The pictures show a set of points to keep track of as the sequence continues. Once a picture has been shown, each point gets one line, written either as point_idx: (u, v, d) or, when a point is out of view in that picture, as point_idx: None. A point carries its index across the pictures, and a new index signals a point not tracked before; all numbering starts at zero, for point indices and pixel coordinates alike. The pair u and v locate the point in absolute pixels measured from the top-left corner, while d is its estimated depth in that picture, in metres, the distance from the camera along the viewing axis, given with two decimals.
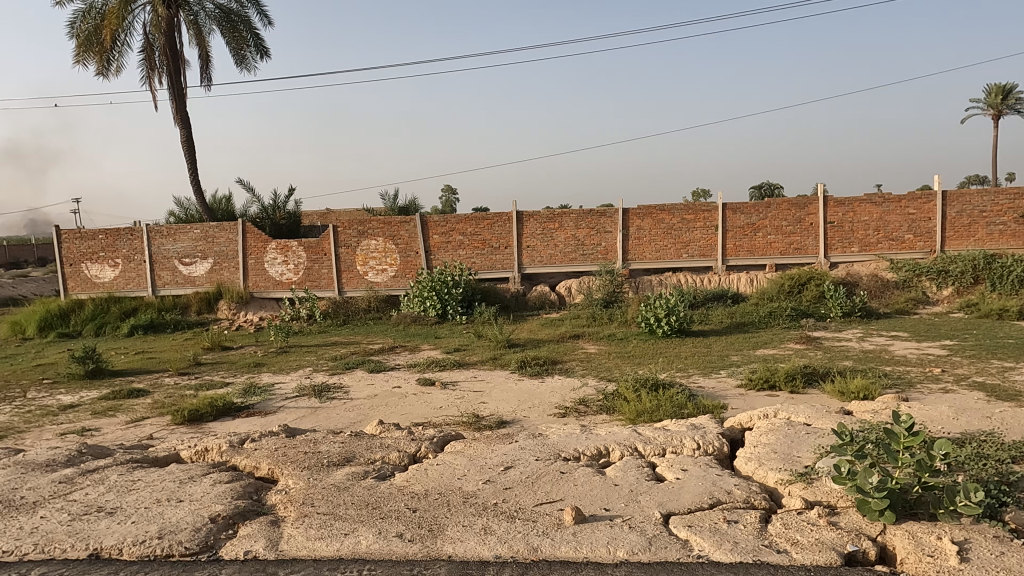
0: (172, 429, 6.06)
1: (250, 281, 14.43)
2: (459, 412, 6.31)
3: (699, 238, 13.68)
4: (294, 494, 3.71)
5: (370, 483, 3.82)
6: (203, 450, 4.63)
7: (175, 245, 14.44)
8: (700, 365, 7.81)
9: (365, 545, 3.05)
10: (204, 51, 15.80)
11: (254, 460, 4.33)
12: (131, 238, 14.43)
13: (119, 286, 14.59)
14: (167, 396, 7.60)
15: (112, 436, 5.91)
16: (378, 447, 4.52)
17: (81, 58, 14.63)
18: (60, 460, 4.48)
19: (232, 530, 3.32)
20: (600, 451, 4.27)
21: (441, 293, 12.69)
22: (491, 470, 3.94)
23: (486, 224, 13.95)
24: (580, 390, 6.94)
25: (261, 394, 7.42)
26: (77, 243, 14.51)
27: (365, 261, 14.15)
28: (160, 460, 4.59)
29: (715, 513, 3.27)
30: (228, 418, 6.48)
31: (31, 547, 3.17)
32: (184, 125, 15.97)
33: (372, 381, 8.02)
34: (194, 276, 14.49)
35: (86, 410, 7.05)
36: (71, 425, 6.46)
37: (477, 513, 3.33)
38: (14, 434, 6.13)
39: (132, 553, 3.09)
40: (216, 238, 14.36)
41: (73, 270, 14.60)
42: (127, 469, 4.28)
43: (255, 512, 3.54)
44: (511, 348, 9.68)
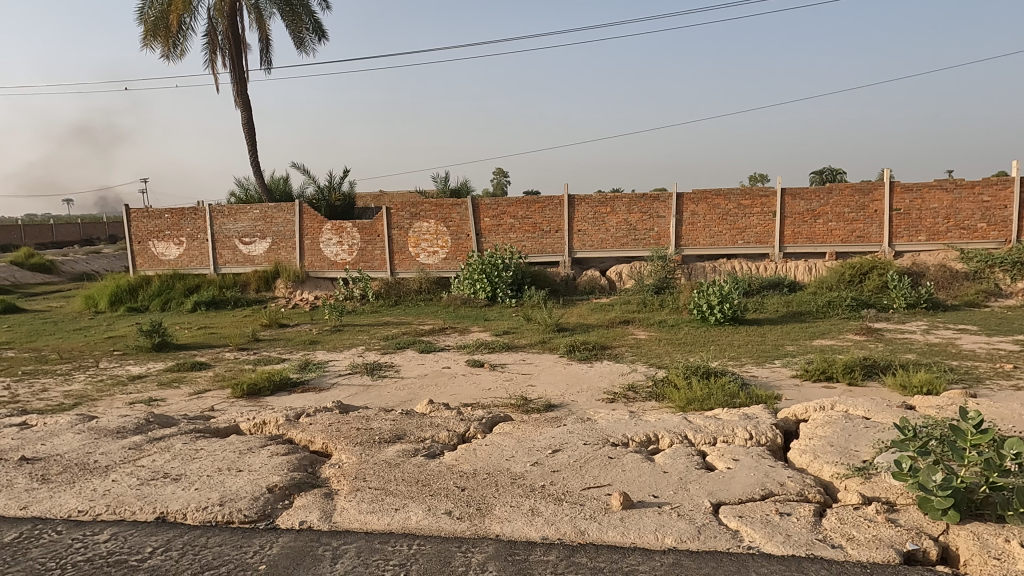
0: (232, 402, 6.32)
1: (307, 261, 14.79)
2: (508, 394, 6.36)
3: (756, 224, 13.31)
4: (347, 469, 3.81)
5: (420, 460, 3.89)
6: (261, 422, 4.80)
7: (236, 224, 14.92)
8: (754, 355, 7.64)
9: (414, 521, 3.12)
10: (265, 35, 16.14)
11: (308, 434, 4.46)
12: (195, 218, 15.01)
13: (184, 263, 15.20)
14: (227, 370, 7.91)
15: (177, 407, 6.21)
16: (428, 426, 4.59)
17: (149, 42, 15.16)
18: (130, 427, 4.71)
19: (288, 500, 3.44)
20: (650, 437, 4.23)
21: (492, 276, 12.79)
22: (539, 453, 3.96)
23: (537, 207, 13.90)
24: (629, 376, 6.92)
25: (316, 370, 7.67)
26: (144, 222, 15.17)
27: (417, 243, 14.29)
28: (221, 431, 4.78)
29: (767, 505, 3.21)
30: (284, 393, 6.71)
31: (103, 507, 3.35)
32: (245, 107, 16.42)
33: (422, 361, 8.17)
34: (253, 255, 14.96)
35: (153, 382, 7.41)
36: (139, 394, 6.80)
37: (526, 495, 3.35)
38: (87, 402, 6.50)
39: (195, 518, 3.23)
40: (274, 218, 14.77)
41: (141, 247, 15.29)
42: (190, 438, 4.47)
43: (310, 484, 3.67)
44: (560, 332, 9.69)
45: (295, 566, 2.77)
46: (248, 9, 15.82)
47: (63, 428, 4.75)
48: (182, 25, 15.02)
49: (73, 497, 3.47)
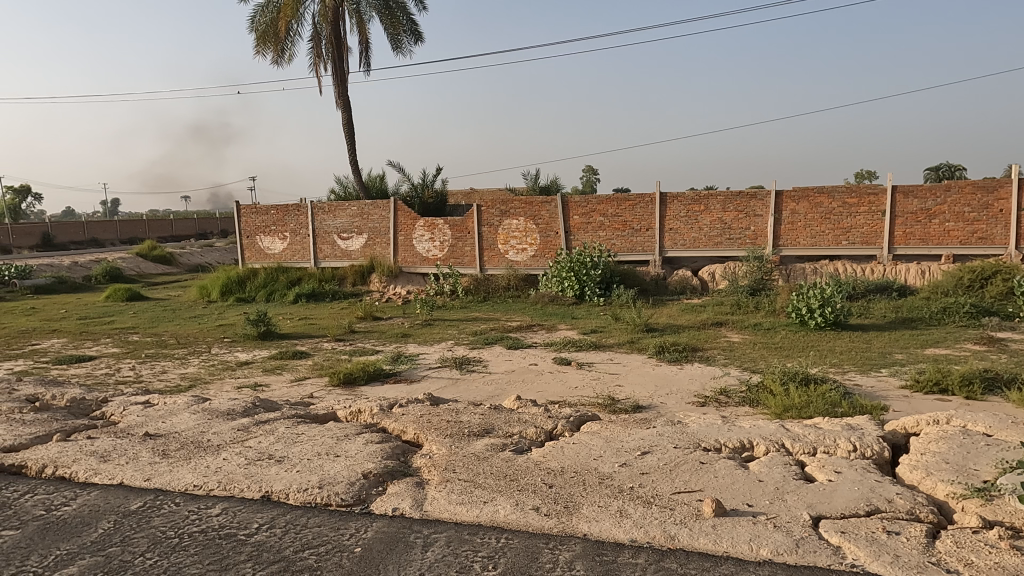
0: (329, 389, 6.64)
1: (400, 256, 15.26)
2: (595, 393, 6.31)
3: (863, 224, 12.55)
4: (438, 460, 3.90)
5: (508, 455, 3.93)
6: (357, 411, 5.00)
7: (335, 221, 15.60)
8: (858, 363, 7.21)
9: (503, 515, 3.15)
10: (364, 38, 16.77)
11: (400, 424, 4.60)
12: (298, 214, 15.84)
13: (287, 257, 16.08)
14: (324, 360, 8.30)
15: (280, 392, 6.59)
16: (516, 422, 4.62)
17: (260, 49, 16.09)
18: (239, 409, 5.04)
19: (382, 487, 3.56)
20: (744, 444, 4.08)
21: (580, 274, 12.76)
22: (627, 454, 3.91)
23: (628, 205, 13.69)
24: (721, 379, 6.69)
25: (408, 362, 7.91)
26: (253, 217, 16.23)
27: (506, 240, 14.41)
28: (320, 418, 5.02)
29: (873, 522, 3.03)
30: (377, 383, 6.97)
31: (215, 483, 3.60)
32: (345, 108, 17.13)
33: (510, 357, 8.25)
34: (350, 250, 15.60)
35: (258, 368, 7.90)
36: (246, 379, 7.28)
37: (614, 495, 3.32)
38: (201, 384, 7.02)
39: (297, 498, 3.41)
40: (371, 215, 15.33)
41: (250, 241, 16.35)
42: (292, 423, 4.71)
43: (402, 472, 3.78)
44: (649, 332, 9.52)
45: (388, 551, 2.86)
46: (350, 14, 16.50)
47: (181, 408, 5.14)
48: (290, 31, 15.84)
49: (189, 472, 3.74)
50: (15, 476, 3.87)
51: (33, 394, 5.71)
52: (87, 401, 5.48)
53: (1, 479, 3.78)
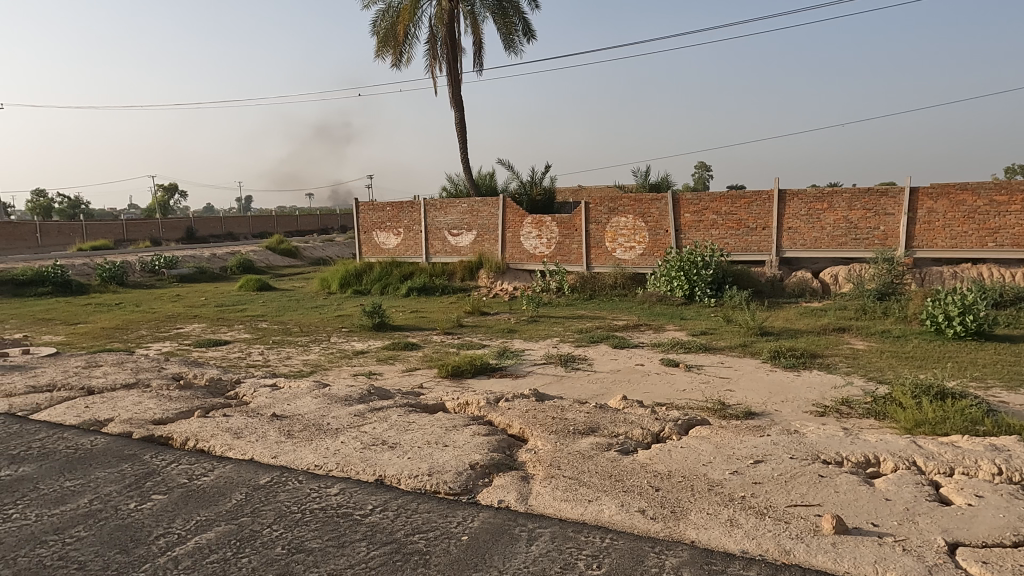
0: (438, 381, 6.86)
1: (508, 253, 15.47)
2: (704, 397, 6.12)
3: (1013, 224, 11.36)
4: (542, 455, 3.93)
5: (613, 455, 3.89)
6: (464, 403, 5.13)
7: (446, 218, 16.07)
8: (1005, 377, 6.53)
9: (608, 515, 3.13)
10: (478, 39, 17.12)
11: (507, 418, 4.67)
12: (412, 211, 16.45)
13: (401, 252, 16.75)
14: (434, 352, 8.57)
15: (392, 381, 6.90)
16: (622, 422, 4.56)
17: (380, 53, 16.83)
18: (355, 396, 5.31)
19: (488, 479, 3.63)
20: (869, 459, 3.81)
21: (690, 274, 12.39)
22: (739, 461, 3.76)
23: (743, 203, 13.13)
24: (843, 389, 6.28)
25: (513, 358, 8.02)
26: (370, 214, 17.04)
27: (614, 238, 14.23)
28: (430, 408, 5.19)
29: (1021, 554, 2.74)
30: (484, 376, 7.12)
31: (333, 465, 3.82)
32: (458, 107, 17.57)
33: (616, 356, 8.15)
34: (460, 246, 16.00)
35: (373, 357, 8.30)
36: (361, 367, 7.67)
37: (724, 503, 3.21)
38: (321, 370, 7.48)
39: (408, 484, 3.55)
40: (480, 212, 15.65)
41: (367, 237, 17.18)
42: (404, 411, 4.91)
43: (508, 465, 3.83)
44: (763, 336, 9.09)
45: (493, 542, 2.92)
46: (464, 15, 16.91)
47: (303, 392, 5.49)
48: (408, 34, 16.46)
49: (311, 452, 3.99)
50: (162, 446, 4.29)
51: (178, 373, 6.30)
52: (223, 382, 5.98)
53: (151, 448, 4.20)
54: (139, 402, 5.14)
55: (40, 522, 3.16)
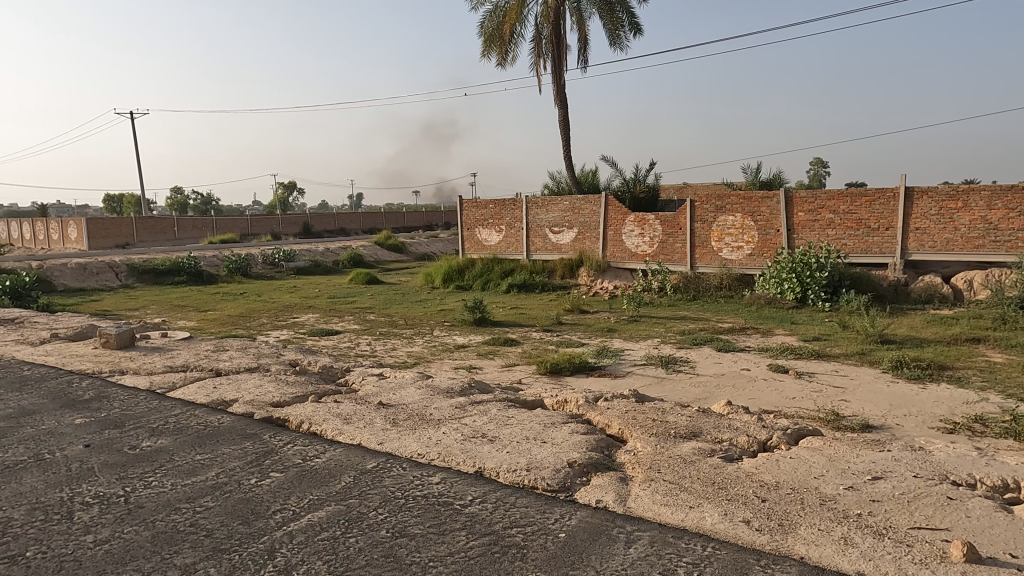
0: (536, 377, 6.91)
1: (609, 251, 15.31)
2: (816, 406, 5.79)
3: None
4: (642, 457, 3.87)
5: (717, 462, 3.76)
6: (563, 400, 5.13)
7: (547, 215, 16.13)
8: None
9: (709, 523, 3.03)
10: (584, 35, 17.02)
11: (606, 418, 4.63)
12: (514, 208, 16.66)
13: (502, 249, 16.98)
14: (533, 348, 8.63)
15: (492, 375, 7.02)
16: (726, 428, 4.40)
17: (487, 53, 17.10)
18: (457, 388, 5.45)
19: (586, 477, 3.61)
20: (1008, 484, 3.46)
21: (802, 276, 11.77)
22: (855, 477, 3.52)
23: (864, 201, 12.29)
24: (976, 405, 5.74)
25: (613, 357, 7.93)
26: (474, 211, 17.41)
27: (720, 237, 13.72)
28: (529, 403, 5.23)
29: None
30: (582, 374, 7.09)
31: (435, 454, 3.93)
32: (562, 105, 17.56)
33: (720, 360, 7.87)
34: (561, 244, 16.01)
35: (473, 351, 8.47)
36: (462, 361, 7.85)
37: (838, 520, 3.02)
38: (424, 362, 7.72)
39: (507, 477, 3.60)
40: (582, 210, 15.60)
41: (470, 233, 17.56)
42: (503, 406, 4.98)
43: (607, 465, 3.80)
44: (884, 344, 8.48)
45: (591, 541, 2.90)
46: (571, 12, 16.85)
47: (408, 382, 5.69)
48: (515, 34, 16.62)
49: (414, 441, 4.13)
50: (280, 427, 4.58)
51: (295, 360, 6.71)
52: (334, 369, 6.31)
53: (271, 428, 4.50)
54: (261, 386, 5.53)
55: (175, 490, 3.46)
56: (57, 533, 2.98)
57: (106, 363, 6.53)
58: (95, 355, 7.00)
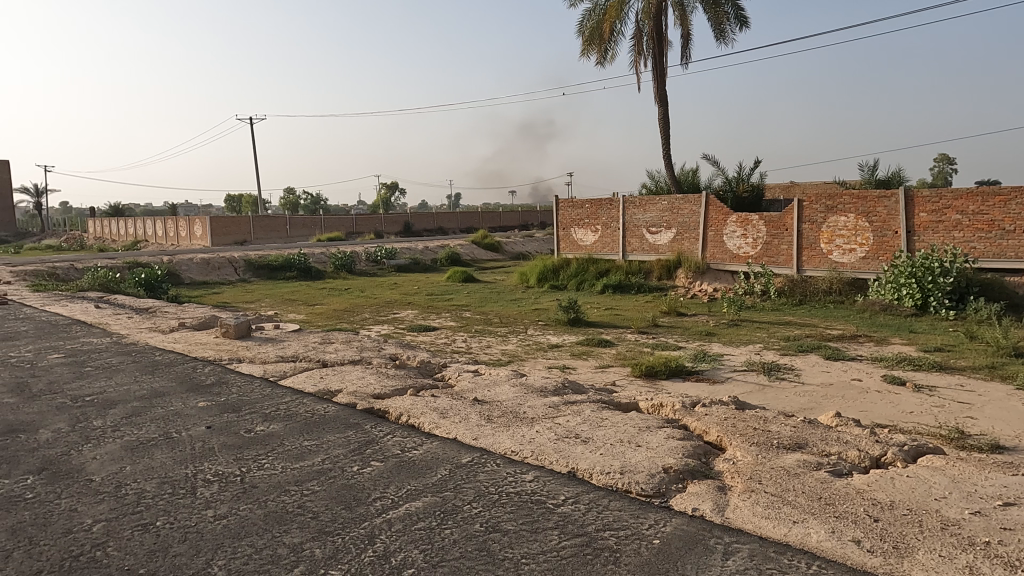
0: (631, 379, 6.82)
1: (709, 252, 14.85)
2: (937, 422, 5.35)
3: None
4: (742, 467, 3.72)
5: (824, 476, 3.56)
6: (658, 404, 5.03)
7: (644, 215, 15.88)
8: None
9: (815, 540, 2.88)
10: (686, 30, 16.58)
11: (703, 424, 4.49)
12: (610, 208, 16.53)
13: (597, 249, 16.87)
14: (627, 350, 8.51)
15: (585, 376, 6.98)
16: (835, 440, 4.16)
17: (586, 52, 17.02)
18: (550, 388, 5.46)
19: (682, 484, 3.52)
20: None
21: (923, 281, 10.95)
22: (983, 501, 3.23)
23: (998, 200, 11.17)
24: None
25: (711, 362, 7.69)
26: (569, 211, 17.42)
27: (830, 239, 12.96)
28: (623, 406, 5.16)
29: None
30: (679, 378, 6.92)
31: (529, 452, 3.96)
32: (663, 102, 17.19)
33: (828, 368, 7.45)
34: (658, 244, 15.69)
35: (567, 351, 8.46)
36: (556, 360, 7.86)
37: (962, 547, 2.78)
38: (518, 360, 7.80)
39: (600, 479, 3.56)
40: (681, 209, 15.25)
41: (565, 233, 17.56)
42: (597, 407, 4.94)
43: (704, 473, 3.69)
44: (1019, 357, 7.72)
45: (687, 550, 2.83)
46: (673, 7, 16.46)
47: (502, 379, 5.77)
48: (615, 31, 16.44)
49: (508, 438, 4.18)
50: (381, 418, 4.77)
51: (395, 354, 6.96)
52: (432, 365, 6.49)
53: (372, 419, 4.69)
54: (363, 378, 5.78)
55: (285, 472, 3.68)
56: (183, 506, 3.24)
57: (226, 351, 7.05)
58: (216, 344, 7.57)
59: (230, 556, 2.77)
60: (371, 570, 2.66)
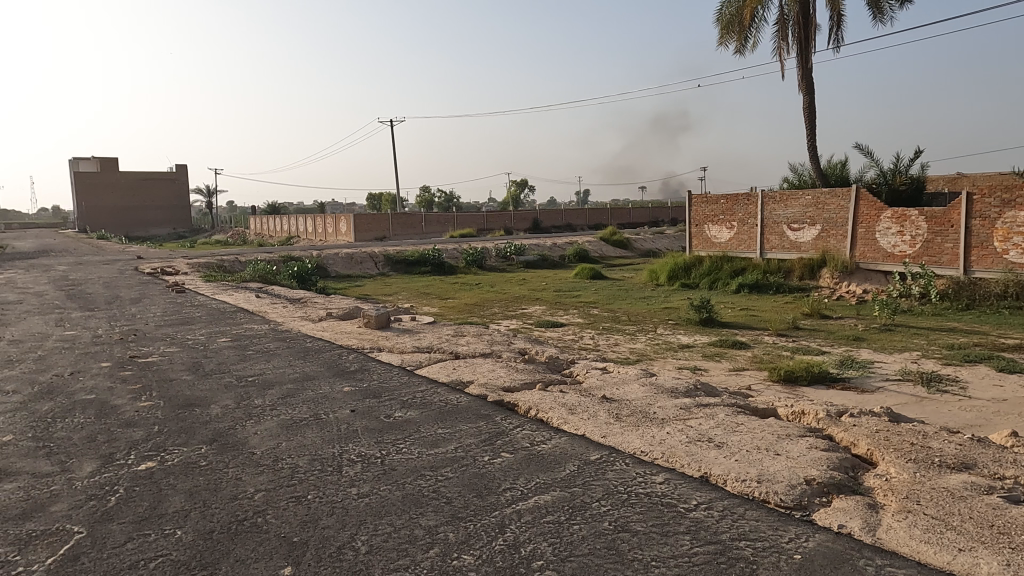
0: (768, 384, 6.46)
1: (858, 251, 13.74)
2: None
3: None
4: (896, 485, 3.42)
5: (997, 502, 3.18)
6: (800, 412, 4.74)
7: (786, 211, 15.05)
8: None
9: (985, 572, 2.58)
10: (837, 12, 15.41)
11: (851, 435, 4.17)
12: (748, 203, 15.84)
13: (732, 246, 16.24)
14: (764, 353, 8.08)
15: (718, 379, 6.71)
16: (1010, 463, 3.70)
17: (724, 40, 16.32)
18: (682, 389, 5.30)
19: (827, 498, 3.30)
20: None
21: None
22: None
23: None
24: None
25: (859, 369, 7.11)
26: (703, 207, 16.94)
27: (1006, 237, 11.49)
28: (760, 412, 4.90)
29: None
30: (822, 386, 6.46)
31: (659, 454, 3.88)
32: (808, 90, 16.11)
33: (1002, 382, 6.63)
34: (800, 242, 14.80)
35: (698, 352, 8.17)
36: (687, 361, 7.62)
37: None
38: (647, 360, 7.65)
39: (734, 487, 3.41)
40: (827, 205, 14.26)
41: (698, 230, 17.09)
42: (732, 411, 4.74)
43: (852, 488, 3.42)
44: None
45: (832, 568, 2.64)
46: None
47: (631, 379, 5.68)
48: (756, 17, 15.62)
49: (637, 438, 4.12)
50: (510, 410, 4.86)
51: (523, 349, 7.07)
52: (560, 361, 6.52)
53: (501, 411, 4.79)
54: (494, 370, 5.93)
55: (422, 458, 3.86)
56: (330, 482, 3.50)
57: (367, 341, 7.50)
58: (359, 333, 8.08)
59: (372, 532, 2.95)
60: (501, 558, 2.72)
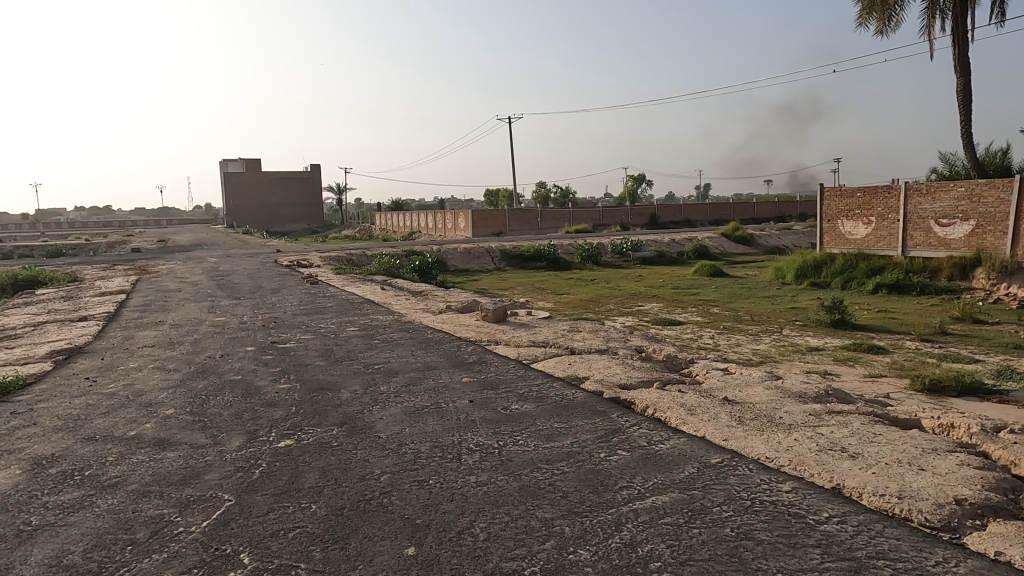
0: (910, 394, 5.94)
1: (1020, 248, 12.23)
2: None
3: None
4: None
5: None
6: (949, 425, 4.32)
7: (934, 205, 13.82)
8: None
9: None
10: None
11: (1012, 454, 3.75)
12: (888, 197, 14.73)
13: (870, 243, 15.20)
14: (905, 360, 7.43)
15: (852, 385, 6.26)
16: None
17: (863, 21, 15.16)
18: (811, 394, 5.00)
19: (981, 522, 2.99)
20: None
21: None
22: None
23: None
24: None
25: (1020, 380, 6.37)
26: (836, 201, 15.97)
27: None
28: (901, 422, 4.52)
29: None
30: (974, 398, 5.84)
31: (786, 461, 3.68)
32: (963, 72, 14.62)
33: None
34: (950, 238, 13.54)
35: (829, 356, 7.66)
36: (816, 365, 7.17)
37: None
38: (772, 362, 7.27)
39: (871, 502, 3.18)
40: (983, 197, 12.85)
41: (831, 225, 16.15)
42: (869, 420, 4.40)
43: (1011, 513, 3.08)
44: None
45: None
46: None
47: (754, 381, 5.43)
48: None
49: (762, 443, 3.93)
50: (627, 408, 4.80)
51: (640, 346, 6.95)
52: (678, 359, 6.35)
53: (618, 409, 4.74)
54: (610, 367, 5.87)
55: (538, 450, 3.91)
56: (450, 469, 3.62)
57: (485, 334, 7.68)
58: (476, 326, 8.28)
59: (490, 520, 3.02)
60: (618, 556, 2.70)
